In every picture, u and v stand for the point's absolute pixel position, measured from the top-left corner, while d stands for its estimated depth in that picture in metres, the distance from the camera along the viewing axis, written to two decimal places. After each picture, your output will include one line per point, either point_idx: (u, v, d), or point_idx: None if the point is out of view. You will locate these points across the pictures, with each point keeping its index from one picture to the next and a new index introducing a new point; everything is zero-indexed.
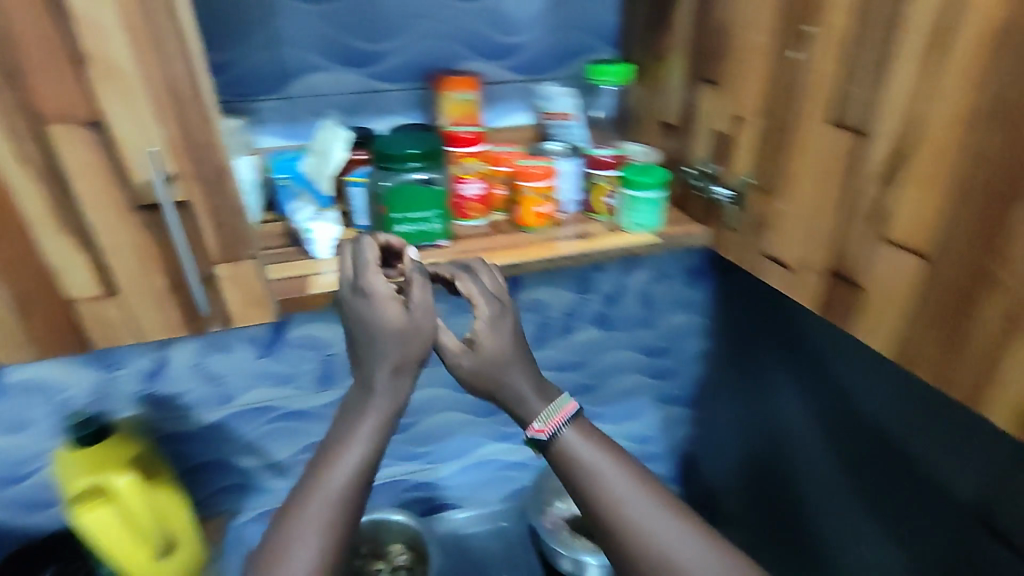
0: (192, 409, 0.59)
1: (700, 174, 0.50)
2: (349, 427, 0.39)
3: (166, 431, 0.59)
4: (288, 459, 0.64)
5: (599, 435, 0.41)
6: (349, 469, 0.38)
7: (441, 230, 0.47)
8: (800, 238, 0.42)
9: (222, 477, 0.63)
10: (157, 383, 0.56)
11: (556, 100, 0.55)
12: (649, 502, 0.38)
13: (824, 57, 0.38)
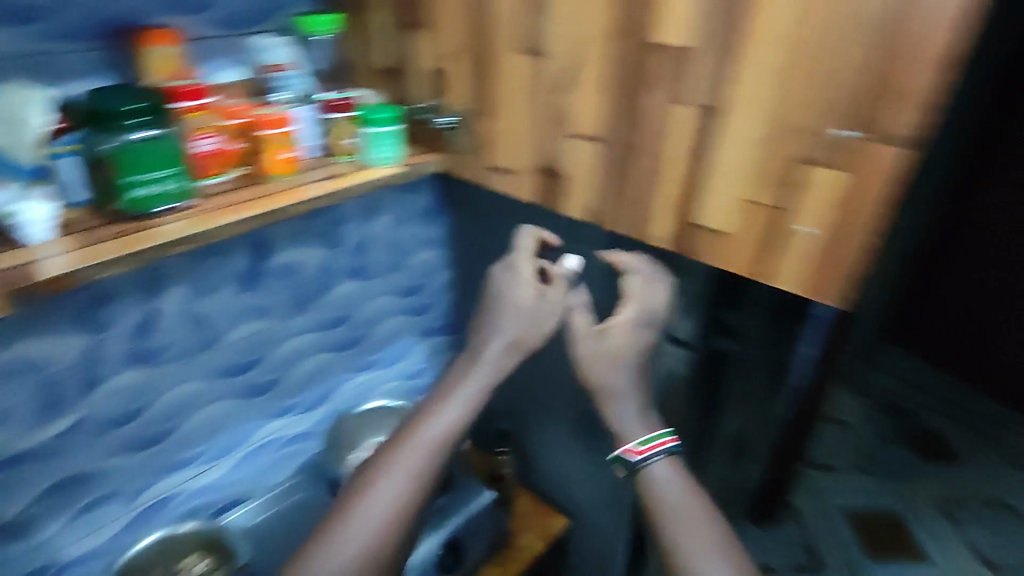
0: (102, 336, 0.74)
1: (425, 109, 0.81)
2: (441, 413, 0.66)
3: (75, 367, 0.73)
4: (145, 367, 0.79)
5: (683, 477, 0.64)
6: (441, 446, 0.64)
7: (178, 190, 0.61)
8: (524, 152, 0.75)
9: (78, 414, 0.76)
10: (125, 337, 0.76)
11: (274, 51, 0.75)
12: (706, 532, 0.60)
13: (592, 66, 0.64)
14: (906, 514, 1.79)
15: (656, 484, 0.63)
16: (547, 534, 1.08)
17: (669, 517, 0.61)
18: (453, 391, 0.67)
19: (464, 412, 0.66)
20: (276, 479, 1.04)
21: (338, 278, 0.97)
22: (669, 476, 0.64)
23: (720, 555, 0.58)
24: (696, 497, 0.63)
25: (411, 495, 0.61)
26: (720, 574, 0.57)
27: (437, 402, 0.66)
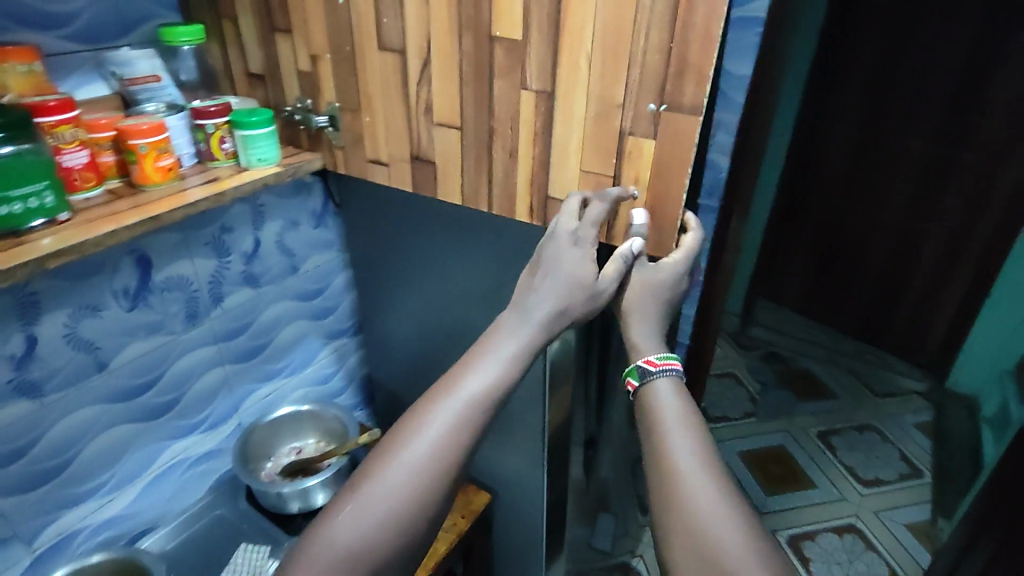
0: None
1: (300, 108, 0.85)
2: (460, 376, 0.60)
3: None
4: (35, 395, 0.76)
5: (691, 409, 0.59)
6: (477, 385, 0.59)
7: (55, 203, 0.62)
8: (395, 142, 0.81)
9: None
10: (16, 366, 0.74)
11: (134, 65, 0.77)
12: (697, 465, 0.54)
13: (444, 64, 0.71)
14: (788, 443, 2.04)
15: (660, 405, 0.59)
16: (470, 514, 1.13)
17: (667, 430, 0.57)
18: (459, 388, 0.59)
19: (448, 413, 0.58)
20: (190, 500, 1.01)
21: (231, 288, 0.97)
22: (673, 393, 0.60)
23: (692, 462, 0.54)
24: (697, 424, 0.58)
25: (400, 497, 0.53)
26: (707, 483, 0.52)
27: (426, 414, 0.58)
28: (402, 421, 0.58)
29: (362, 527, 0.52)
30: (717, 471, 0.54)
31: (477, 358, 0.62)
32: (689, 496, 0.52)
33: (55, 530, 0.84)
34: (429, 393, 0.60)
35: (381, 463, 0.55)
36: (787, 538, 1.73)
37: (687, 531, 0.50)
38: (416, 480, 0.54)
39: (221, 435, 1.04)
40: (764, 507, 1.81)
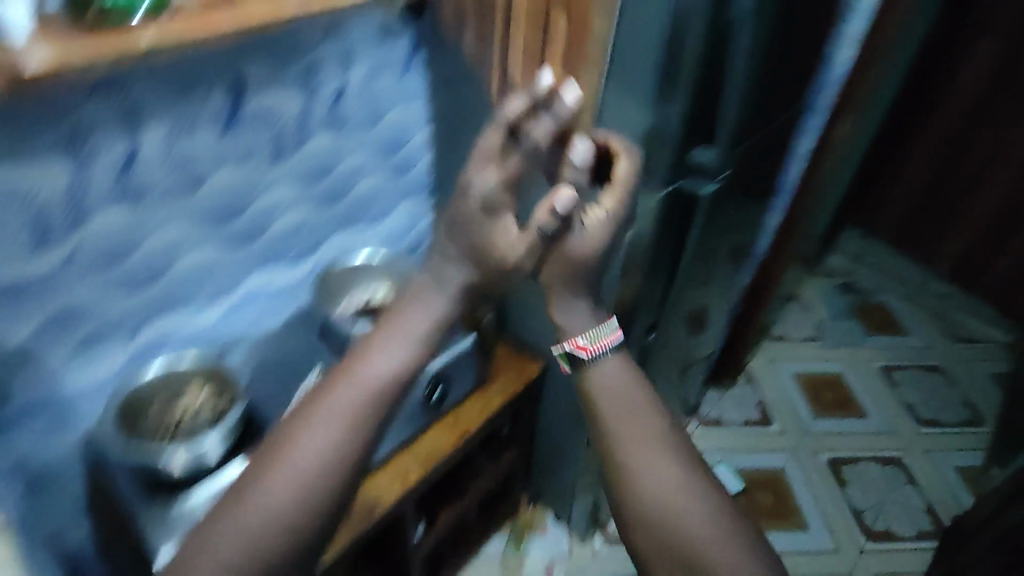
0: (91, 182, 0.76)
1: None
2: (329, 391, 0.62)
3: (66, 212, 0.75)
4: (120, 212, 0.80)
5: (632, 385, 0.71)
6: (337, 408, 0.61)
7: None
8: None
9: (95, 248, 0.80)
10: (122, 170, 0.78)
11: None
12: (659, 465, 0.66)
13: None
14: (847, 372, 1.98)
15: (603, 385, 0.71)
16: (525, 378, 1.15)
17: (609, 400, 0.70)
18: (355, 376, 0.63)
19: (332, 426, 0.61)
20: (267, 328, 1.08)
21: (316, 129, 0.97)
22: (614, 371, 0.72)
23: (632, 413, 0.69)
24: (636, 382, 0.72)
25: (304, 480, 0.58)
26: (662, 460, 0.67)
27: (300, 423, 0.61)
28: (298, 412, 0.62)
29: (265, 505, 0.57)
30: (678, 454, 0.67)
31: (384, 336, 0.66)
32: (659, 487, 0.65)
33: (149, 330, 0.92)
34: (333, 373, 0.64)
35: (268, 470, 0.59)
36: (828, 459, 1.73)
37: (628, 473, 0.67)
38: (312, 474, 0.59)
39: (297, 273, 1.09)
40: (810, 427, 1.80)
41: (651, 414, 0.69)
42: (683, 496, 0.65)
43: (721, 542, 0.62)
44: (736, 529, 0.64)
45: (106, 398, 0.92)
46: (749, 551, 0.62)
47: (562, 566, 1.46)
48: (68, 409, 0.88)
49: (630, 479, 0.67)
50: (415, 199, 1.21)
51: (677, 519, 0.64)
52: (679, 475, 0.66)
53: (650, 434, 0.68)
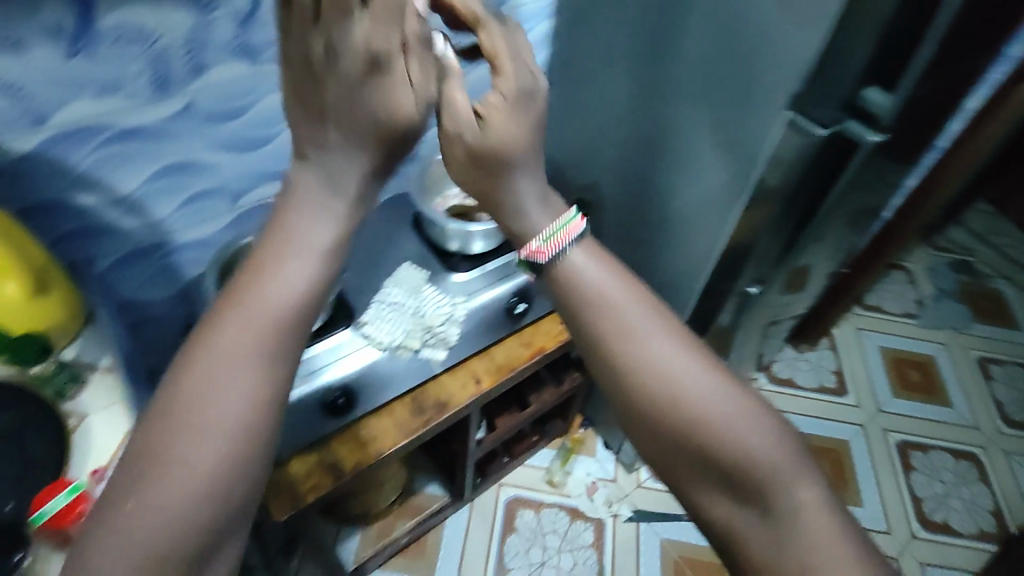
0: (209, 36, 0.73)
1: None
2: (224, 319, 0.44)
3: (183, 64, 0.73)
4: (229, 71, 0.77)
5: (604, 265, 0.54)
6: (268, 318, 0.44)
7: None
8: None
9: (204, 106, 0.78)
10: (241, 26, 0.74)
11: None
12: (687, 369, 0.50)
13: None
14: (939, 356, 1.84)
15: (581, 273, 0.54)
16: None
17: (600, 287, 0.53)
18: (258, 291, 0.44)
19: (257, 347, 0.43)
20: None
21: None
22: (588, 262, 0.54)
23: (625, 304, 0.52)
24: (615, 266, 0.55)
25: (232, 429, 0.41)
26: (699, 376, 0.50)
27: (216, 333, 0.43)
28: (185, 361, 0.42)
29: (178, 483, 0.39)
30: (703, 354, 0.51)
31: (276, 259, 0.46)
32: (696, 395, 0.49)
33: (254, 197, 0.92)
34: (228, 300, 0.45)
35: (174, 426, 0.40)
36: (896, 441, 1.64)
37: (636, 374, 0.50)
38: (237, 426, 0.41)
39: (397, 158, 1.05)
40: (886, 406, 1.71)
41: (645, 303, 0.53)
42: (698, 386, 0.49)
43: (749, 422, 0.48)
44: (761, 410, 0.50)
45: (208, 255, 0.94)
46: (786, 444, 0.49)
47: (604, 490, 1.48)
48: (173, 261, 0.91)
49: (643, 381, 0.50)
50: None
51: (700, 412, 0.48)
52: (697, 368, 0.50)
53: (649, 326, 0.51)
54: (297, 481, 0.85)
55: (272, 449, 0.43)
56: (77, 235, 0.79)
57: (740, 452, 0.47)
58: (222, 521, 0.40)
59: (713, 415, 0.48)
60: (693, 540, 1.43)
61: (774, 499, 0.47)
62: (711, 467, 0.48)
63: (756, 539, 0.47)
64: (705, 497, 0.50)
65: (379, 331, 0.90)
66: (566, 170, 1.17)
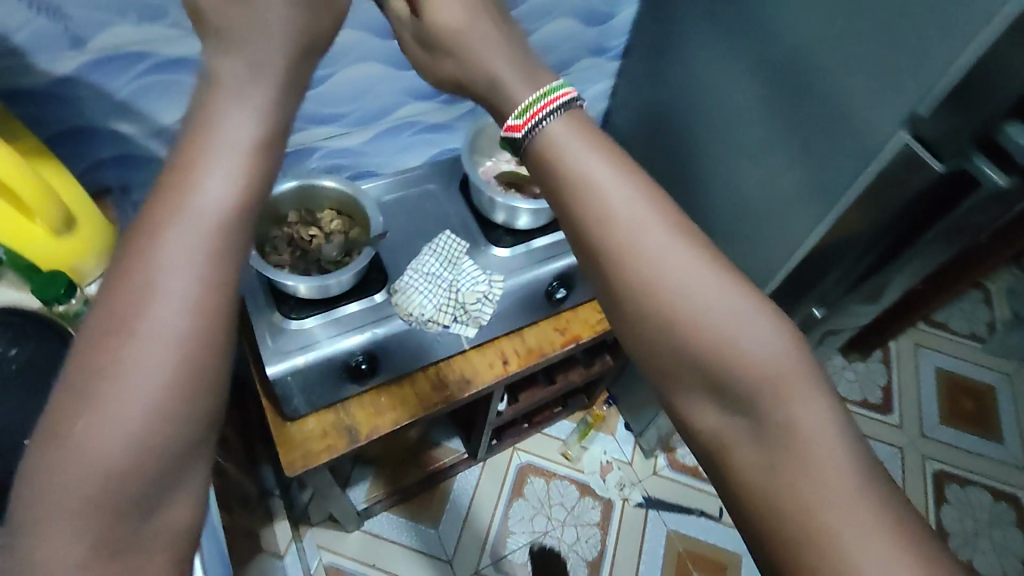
0: None
1: None
2: (144, 242, 0.35)
3: None
4: None
5: (600, 145, 0.45)
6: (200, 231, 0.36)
7: None
8: None
9: None
10: None
11: None
12: (696, 272, 0.42)
13: None
14: (1001, 389, 1.71)
15: (566, 157, 0.44)
16: None
17: (586, 171, 0.44)
18: (180, 206, 0.36)
19: (193, 253, 0.36)
20: (409, 163, 1.02)
21: None
22: (572, 134, 0.45)
23: (612, 189, 0.43)
24: (607, 146, 0.46)
25: (169, 339, 0.34)
26: (709, 289, 0.41)
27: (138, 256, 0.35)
28: (111, 282, 0.35)
29: (110, 433, 0.33)
30: (710, 253, 0.43)
31: (201, 157, 0.37)
32: (707, 307, 0.41)
33: (298, 141, 0.87)
34: (149, 207, 0.36)
35: (108, 345, 0.34)
36: (933, 471, 1.56)
37: (627, 267, 0.42)
38: (179, 334, 0.34)
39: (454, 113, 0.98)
40: (930, 432, 1.61)
41: (634, 185, 0.43)
42: (688, 276, 0.41)
43: (757, 330, 0.41)
44: (764, 306, 0.42)
45: None
46: (791, 347, 0.41)
47: (618, 472, 1.47)
48: None
49: (637, 279, 0.42)
50: (599, 57, 1.04)
51: (691, 311, 0.41)
52: (688, 261, 0.42)
53: (636, 214, 0.42)
54: (311, 438, 0.84)
55: (215, 382, 0.36)
56: (114, 163, 0.76)
57: (736, 356, 0.40)
58: (171, 456, 0.35)
59: (703, 315, 0.41)
60: (700, 536, 1.41)
61: (773, 409, 0.40)
62: (709, 373, 0.41)
63: (756, 460, 0.40)
64: (701, 412, 0.42)
65: (405, 300, 0.86)
66: (634, 145, 1.08)
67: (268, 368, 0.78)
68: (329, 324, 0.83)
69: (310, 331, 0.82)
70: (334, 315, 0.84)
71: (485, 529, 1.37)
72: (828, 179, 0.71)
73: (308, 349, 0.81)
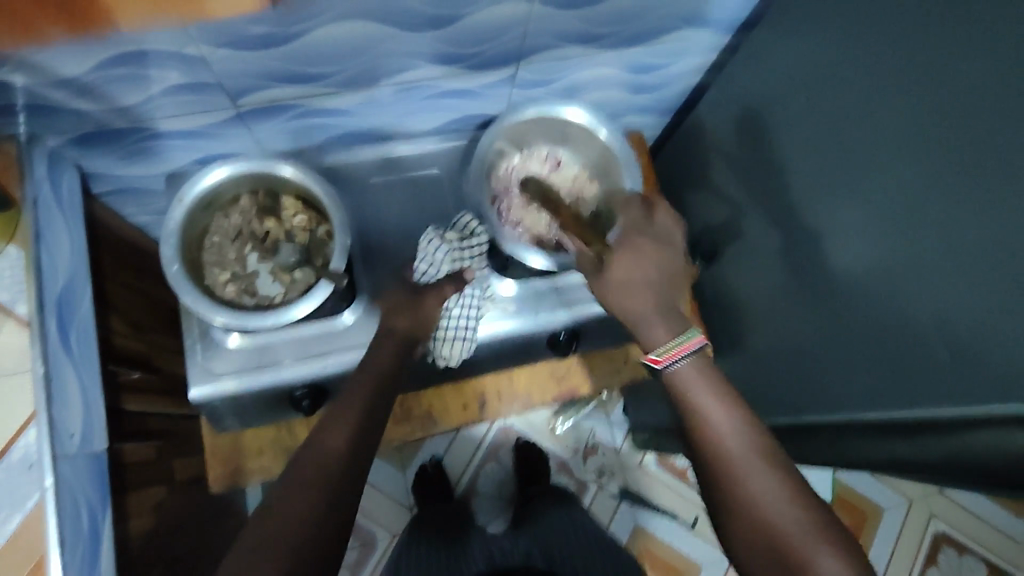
0: None
1: None
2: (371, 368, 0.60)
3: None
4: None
5: (703, 378, 0.58)
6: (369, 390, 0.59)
7: None
8: None
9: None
10: None
11: None
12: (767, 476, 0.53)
13: None
14: None
15: (687, 387, 0.58)
16: None
17: (723, 423, 0.55)
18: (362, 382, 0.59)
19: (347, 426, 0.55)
20: (418, 127, 0.78)
21: None
22: (691, 380, 0.58)
23: (732, 433, 0.55)
24: (732, 396, 0.57)
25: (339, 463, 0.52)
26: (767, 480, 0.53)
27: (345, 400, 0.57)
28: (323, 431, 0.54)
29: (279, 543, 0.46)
30: (774, 462, 0.54)
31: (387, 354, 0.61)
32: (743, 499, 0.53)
33: (266, 97, 0.65)
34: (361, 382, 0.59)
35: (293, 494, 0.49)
36: (935, 531, 1.44)
37: (729, 492, 0.53)
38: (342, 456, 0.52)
39: (486, 79, 0.72)
40: (949, 490, 1.47)
41: (751, 427, 0.55)
42: (768, 489, 0.52)
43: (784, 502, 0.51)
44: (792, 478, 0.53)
45: (205, 145, 0.71)
46: (858, 572, 0.48)
47: (601, 458, 1.39)
48: (157, 145, 0.69)
49: (729, 498, 0.53)
50: (698, 31, 0.73)
51: (771, 521, 0.51)
52: (772, 484, 0.52)
53: (760, 463, 0.53)
54: (247, 455, 0.75)
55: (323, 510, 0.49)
56: (16, 107, 0.58)
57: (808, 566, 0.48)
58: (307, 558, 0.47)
59: (759, 496, 0.52)
60: (666, 540, 1.37)
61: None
62: (789, 573, 0.49)
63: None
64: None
65: (453, 349, 0.68)
66: (720, 154, 0.83)
67: (192, 393, 0.67)
68: (278, 345, 0.69)
69: (252, 350, 0.68)
70: (284, 336, 0.69)
71: (454, 481, 1.35)
72: (958, 375, 0.50)
73: (241, 373, 0.68)
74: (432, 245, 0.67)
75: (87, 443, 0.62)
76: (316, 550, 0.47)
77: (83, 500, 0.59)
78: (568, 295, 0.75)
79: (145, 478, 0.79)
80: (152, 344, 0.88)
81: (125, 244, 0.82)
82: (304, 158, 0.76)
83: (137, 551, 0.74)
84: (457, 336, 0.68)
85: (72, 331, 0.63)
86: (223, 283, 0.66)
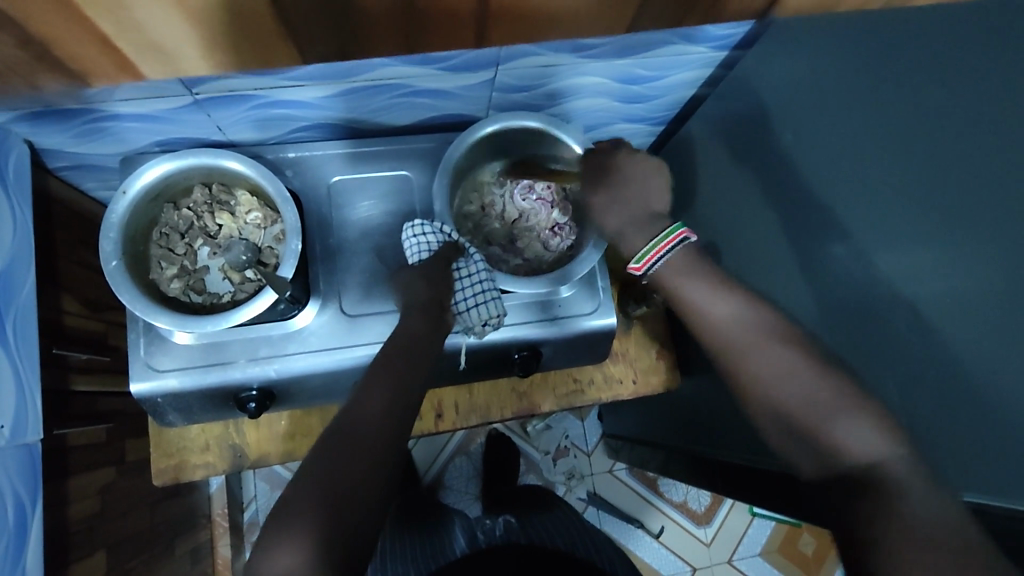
0: None
1: None
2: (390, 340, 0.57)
3: None
4: None
5: (700, 268, 0.54)
6: (388, 353, 0.55)
7: None
8: None
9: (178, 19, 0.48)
10: None
11: None
12: (774, 354, 0.48)
13: None
14: None
15: (682, 280, 0.54)
16: (639, 389, 0.83)
17: (713, 309, 0.52)
18: (393, 354, 0.55)
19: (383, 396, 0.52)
20: (389, 122, 0.74)
21: None
22: (689, 270, 0.54)
23: (729, 318, 0.51)
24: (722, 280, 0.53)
25: (373, 436, 0.49)
26: (765, 346, 0.49)
27: (375, 371, 0.54)
28: (355, 405, 0.51)
29: (306, 510, 0.44)
30: (776, 334, 0.49)
31: (411, 333, 0.57)
32: (765, 380, 0.48)
33: (222, 87, 0.60)
34: (390, 354, 0.55)
35: (322, 463, 0.47)
36: None
37: (742, 380, 0.50)
38: (374, 426, 0.50)
39: (461, 83, 0.68)
40: None
41: (750, 308, 0.51)
42: (779, 371, 0.48)
43: (794, 378, 0.47)
44: (790, 349, 0.48)
45: (162, 132, 0.68)
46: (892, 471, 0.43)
47: (572, 460, 1.39)
48: (112, 130, 0.66)
49: (748, 391, 0.49)
50: (693, 50, 0.69)
51: (787, 400, 0.47)
52: (781, 357, 0.48)
53: (749, 343, 0.50)
54: (190, 450, 0.74)
55: (363, 480, 0.47)
56: None
57: (829, 438, 0.45)
58: (340, 527, 0.45)
59: (771, 373, 0.48)
60: (630, 548, 1.36)
61: (852, 461, 0.43)
62: (811, 448, 0.46)
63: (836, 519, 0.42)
64: (804, 467, 0.47)
65: (490, 311, 0.62)
66: (706, 174, 0.79)
67: (133, 388, 0.65)
68: (227, 345, 0.66)
69: (197, 347, 0.66)
70: (234, 335, 0.66)
71: (421, 472, 1.35)
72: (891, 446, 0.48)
73: (186, 371, 0.66)
74: (420, 230, 0.64)
75: (18, 434, 0.60)
76: (347, 510, 0.45)
77: (9, 494, 0.58)
78: (533, 312, 0.72)
79: (92, 461, 0.78)
80: (108, 322, 0.85)
81: (84, 219, 0.80)
82: (268, 147, 0.72)
83: (77, 536, 0.73)
84: (479, 299, 0.62)
85: (10, 318, 0.61)
86: (169, 279, 0.63)
